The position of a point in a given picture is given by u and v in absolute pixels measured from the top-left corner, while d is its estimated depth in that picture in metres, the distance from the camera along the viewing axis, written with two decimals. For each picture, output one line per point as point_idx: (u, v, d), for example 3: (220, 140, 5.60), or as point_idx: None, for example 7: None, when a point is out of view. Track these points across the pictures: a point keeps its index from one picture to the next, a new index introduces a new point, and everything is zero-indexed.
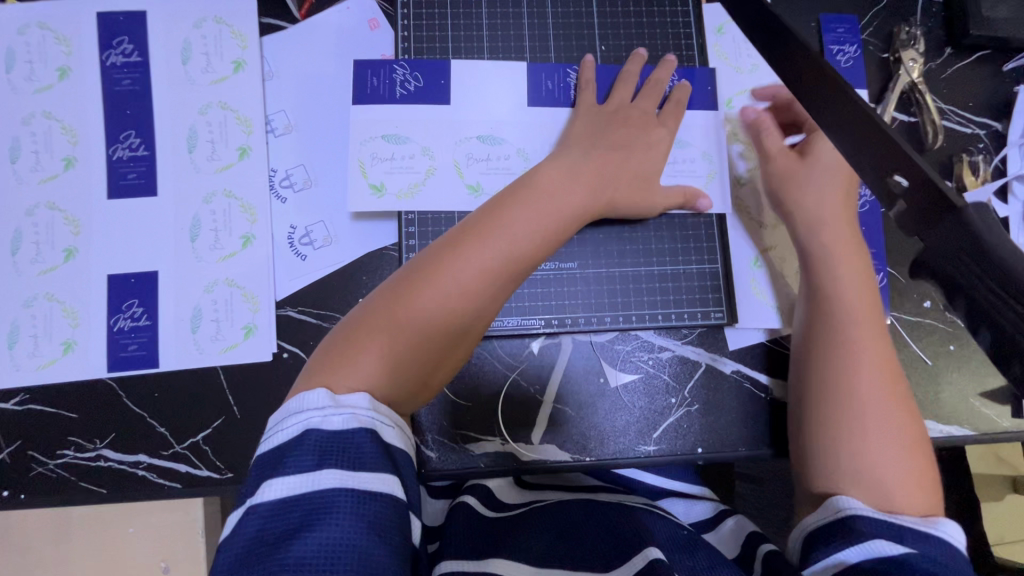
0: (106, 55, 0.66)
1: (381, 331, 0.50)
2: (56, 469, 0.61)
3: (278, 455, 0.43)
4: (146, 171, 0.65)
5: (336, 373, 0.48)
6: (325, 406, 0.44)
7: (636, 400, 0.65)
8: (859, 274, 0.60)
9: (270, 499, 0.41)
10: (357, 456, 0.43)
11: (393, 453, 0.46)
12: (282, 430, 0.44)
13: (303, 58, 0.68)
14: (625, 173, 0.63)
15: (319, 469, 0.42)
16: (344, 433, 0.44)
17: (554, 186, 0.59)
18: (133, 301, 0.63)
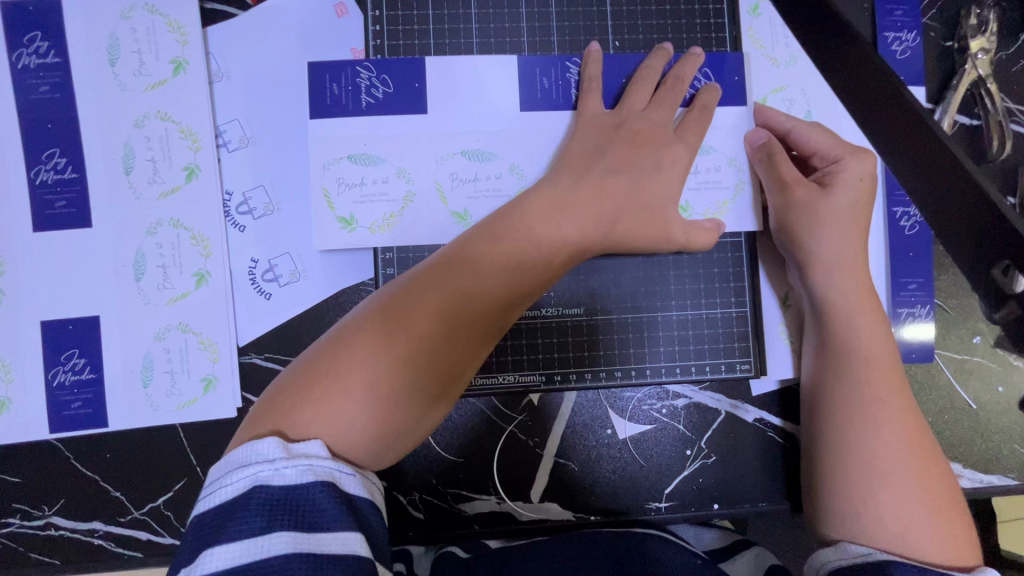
0: (17, 56, 0.55)
1: (357, 356, 0.41)
2: (2, 539, 0.54)
3: (218, 519, 0.34)
4: (77, 198, 0.55)
5: (295, 411, 0.39)
6: (276, 459, 0.35)
7: (647, 453, 0.59)
8: (868, 302, 0.53)
9: (207, 573, 0.32)
10: (315, 515, 0.34)
11: (358, 505, 0.37)
12: (223, 490, 0.35)
13: (255, 54, 0.57)
14: (628, 200, 0.52)
15: (269, 532, 0.33)
16: (298, 488, 0.35)
17: (549, 214, 0.49)
18: (73, 352, 0.55)
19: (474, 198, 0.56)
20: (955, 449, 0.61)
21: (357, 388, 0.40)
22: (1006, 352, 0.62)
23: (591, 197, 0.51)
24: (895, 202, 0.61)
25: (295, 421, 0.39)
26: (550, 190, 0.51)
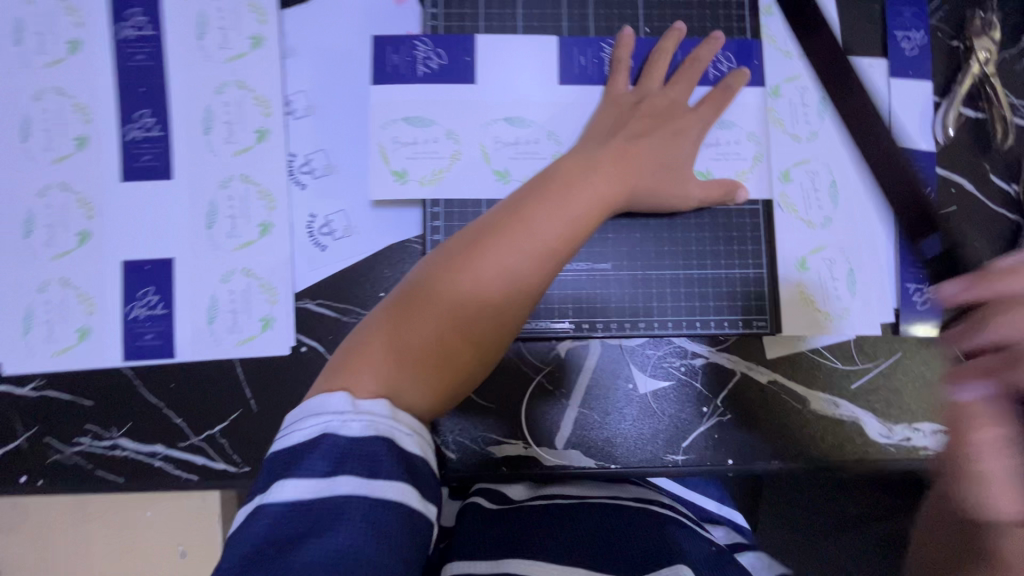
0: (118, 28, 0.62)
1: (408, 326, 0.45)
2: (73, 456, 0.60)
3: (293, 455, 0.38)
4: (161, 153, 0.62)
5: (359, 372, 0.43)
6: (345, 410, 0.39)
7: (667, 408, 0.63)
8: None
9: (283, 500, 0.36)
10: (374, 465, 0.37)
11: (413, 461, 0.39)
12: (300, 432, 0.39)
13: (325, 33, 0.64)
14: (650, 162, 0.57)
15: (334, 474, 0.37)
16: (361, 440, 0.38)
17: (579, 173, 0.54)
18: (149, 289, 0.61)
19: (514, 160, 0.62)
20: None
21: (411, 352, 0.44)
22: None
23: (614, 158, 0.56)
24: None
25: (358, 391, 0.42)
26: (578, 151, 0.57)
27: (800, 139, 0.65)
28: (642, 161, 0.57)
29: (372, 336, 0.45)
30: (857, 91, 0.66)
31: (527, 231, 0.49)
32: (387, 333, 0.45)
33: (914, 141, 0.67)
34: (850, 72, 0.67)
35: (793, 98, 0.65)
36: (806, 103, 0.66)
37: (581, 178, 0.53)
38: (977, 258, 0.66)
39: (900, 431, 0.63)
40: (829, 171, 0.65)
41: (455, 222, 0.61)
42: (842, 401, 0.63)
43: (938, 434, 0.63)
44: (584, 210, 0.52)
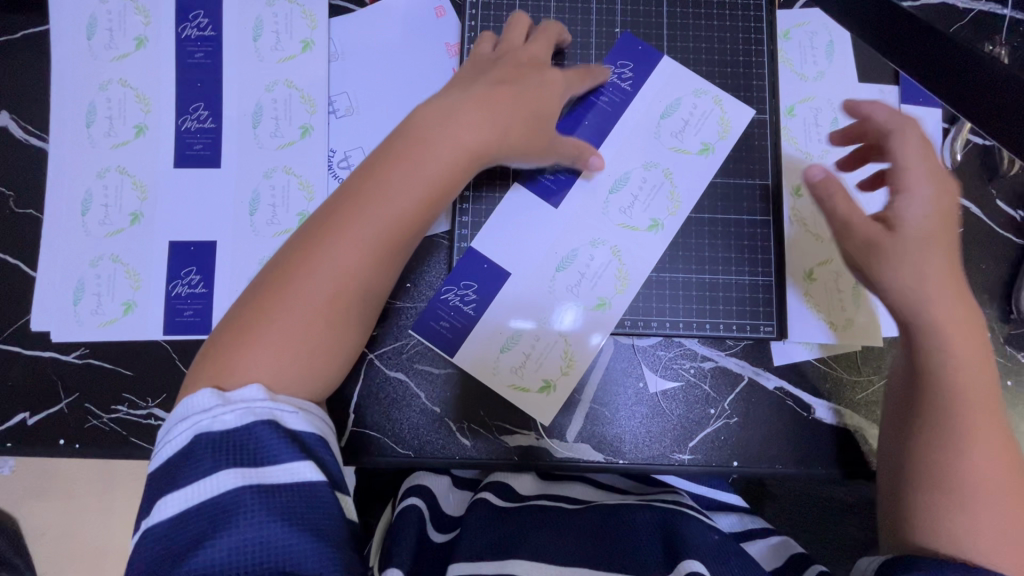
0: (181, 28, 0.68)
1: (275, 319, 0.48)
2: (110, 422, 0.63)
3: (166, 471, 0.42)
4: (212, 144, 0.67)
5: (243, 358, 0.46)
6: (211, 407, 0.43)
7: (674, 408, 0.65)
8: (971, 336, 0.51)
9: (164, 518, 0.40)
10: (254, 453, 0.41)
11: (300, 436, 0.44)
12: (170, 442, 0.42)
13: (370, 40, 0.69)
14: (494, 129, 0.57)
15: (220, 471, 0.40)
16: (235, 430, 0.42)
17: (441, 147, 0.54)
18: (191, 269, 0.65)
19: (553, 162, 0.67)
20: None
21: (280, 338, 0.47)
22: (1015, 351, 0.67)
23: (477, 109, 0.57)
24: None
25: (245, 371, 0.45)
26: (442, 101, 0.57)
27: (812, 157, 0.68)
28: (530, 128, 0.60)
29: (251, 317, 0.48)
30: None
31: (370, 200, 0.51)
32: (295, 300, 0.48)
33: None
34: (863, 97, 0.70)
35: (808, 118, 0.69)
36: (819, 124, 0.69)
37: (450, 130, 0.55)
38: (983, 280, 0.68)
39: None
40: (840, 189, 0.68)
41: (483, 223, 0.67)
42: (848, 411, 0.65)
43: None
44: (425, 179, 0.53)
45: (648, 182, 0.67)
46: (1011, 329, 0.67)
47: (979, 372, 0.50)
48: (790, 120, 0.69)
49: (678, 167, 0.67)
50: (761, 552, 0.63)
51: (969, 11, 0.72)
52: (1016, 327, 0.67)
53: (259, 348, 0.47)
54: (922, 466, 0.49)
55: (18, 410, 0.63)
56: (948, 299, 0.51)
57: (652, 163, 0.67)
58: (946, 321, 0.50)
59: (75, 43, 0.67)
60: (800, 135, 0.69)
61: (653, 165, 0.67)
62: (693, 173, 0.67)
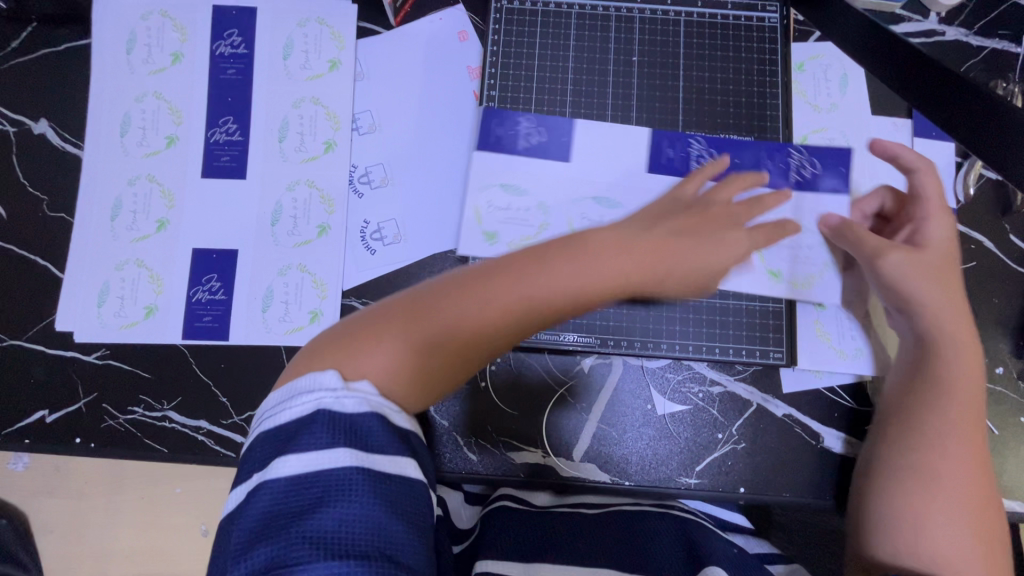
0: (216, 45, 0.71)
1: (385, 342, 0.48)
2: (124, 423, 0.64)
3: (284, 434, 0.43)
4: (239, 156, 0.69)
5: (349, 359, 0.47)
6: (337, 388, 0.45)
7: (681, 431, 0.65)
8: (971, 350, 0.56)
9: (284, 476, 0.42)
10: (371, 440, 0.43)
11: (408, 437, 0.47)
12: (289, 409, 0.44)
13: (395, 62, 0.72)
14: (679, 269, 0.53)
15: (336, 449, 0.42)
16: (355, 416, 0.44)
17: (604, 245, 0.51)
18: (212, 276, 0.67)
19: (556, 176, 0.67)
20: None
21: (391, 361, 0.48)
22: None
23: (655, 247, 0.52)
24: None
25: (356, 369, 0.46)
26: (615, 231, 0.52)
27: None
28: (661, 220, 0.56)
29: (378, 325, 0.49)
30: None
31: (506, 281, 0.48)
32: (413, 325, 0.48)
33: None
34: (876, 129, 0.71)
35: (820, 148, 0.71)
36: None
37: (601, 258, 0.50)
38: (995, 314, 0.68)
39: None
40: None
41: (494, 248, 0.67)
42: (857, 441, 0.64)
43: None
44: (556, 286, 0.49)
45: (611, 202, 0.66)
46: None
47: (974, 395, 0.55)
48: None
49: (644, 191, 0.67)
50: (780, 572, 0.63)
51: (982, 49, 0.73)
52: None
53: (373, 356, 0.47)
54: (914, 458, 0.53)
55: (37, 408, 0.65)
56: (950, 319, 0.57)
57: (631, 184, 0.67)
58: (944, 334, 0.57)
59: (114, 56, 0.70)
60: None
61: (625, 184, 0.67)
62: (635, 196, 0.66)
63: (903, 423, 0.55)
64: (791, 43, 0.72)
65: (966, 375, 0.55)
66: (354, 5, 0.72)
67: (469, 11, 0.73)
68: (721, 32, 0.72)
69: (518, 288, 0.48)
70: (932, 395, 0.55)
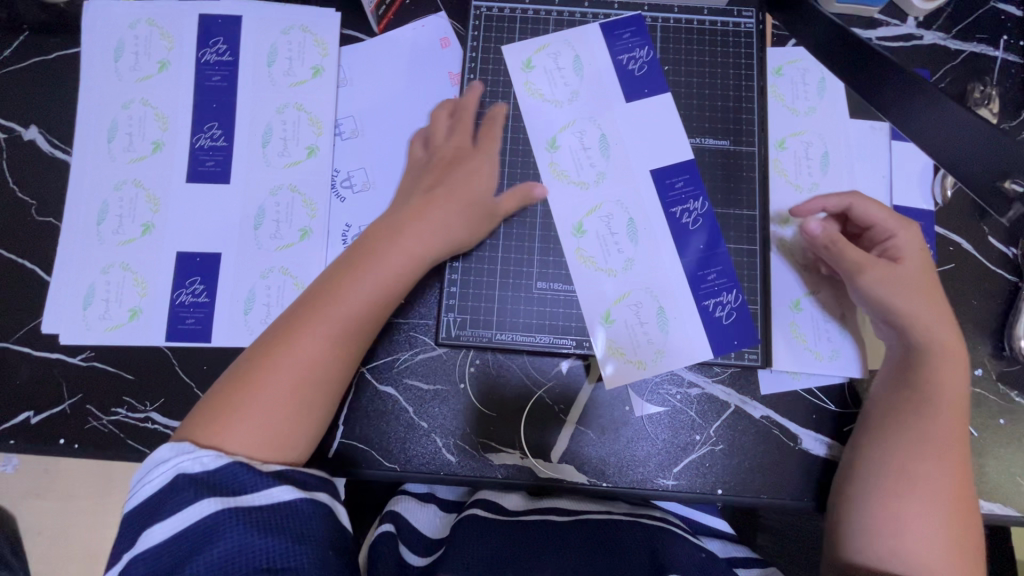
0: (202, 53, 0.72)
1: (246, 396, 0.53)
2: (108, 424, 0.65)
3: (149, 507, 0.48)
4: (223, 161, 0.70)
5: (222, 431, 0.51)
6: (191, 450, 0.49)
7: (659, 433, 0.65)
8: (949, 361, 0.58)
9: (156, 540, 0.46)
10: (241, 481, 0.49)
11: (283, 471, 0.51)
12: (146, 485, 0.48)
13: (377, 68, 0.73)
14: (439, 225, 0.62)
15: (200, 501, 0.47)
16: (214, 471, 0.49)
17: (403, 242, 0.60)
18: (196, 279, 0.68)
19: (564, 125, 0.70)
20: None
21: (261, 406, 0.53)
22: (1009, 388, 0.66)
23: (416, 214, 0.62)
24: None
25: (224, 440, 0.51)
26: (379, 221, 0.62)
27: (801, 189, 0.70)
28: (460, 222, 0.63)
29: (225, 392, 0.53)
30: (859, 150, 0.71)
31: (335, 297, 0.57)
32: (289, 349, 0.54)
33: (914, 199, 0.70)
34: (854, 132, 0.72)
35: (797, 151, 0.71)
36: (810, 157, 0.71)
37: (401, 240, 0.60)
38: (974, 316, 0.68)
39: None
40: None
41: (473, 255, 0.68)
42: (837, 443, 0.64)
43: None
44: (387, 283, 0.59)
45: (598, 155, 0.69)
46: (1004, 366, 0.67)
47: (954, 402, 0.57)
48: (780, 152, 0.72)
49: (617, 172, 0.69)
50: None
51: (960, 52, 0.74)
52: (1009, 364, 0.67)
53: (233, 418, 0.52)
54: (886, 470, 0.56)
55: (23, 409, 0.66)
56: (926, 326, 0.59)
57: (604, 141, 0.70)
58: (934, 348, 0.58)
59: (103, 64, 0.72)
60: (789, 166, 0.71)
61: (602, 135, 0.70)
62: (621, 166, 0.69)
63: (882, 428, 0.58)
64: (768, 47, 0.73)
65: (954, 386, 0.57)
66: (337, 13, 0.73)
67: (451, 17, 0.74)
68: (699, 38, 0.73)
69: (349, 303, 0.57)
70: (915, 403, 0.57)
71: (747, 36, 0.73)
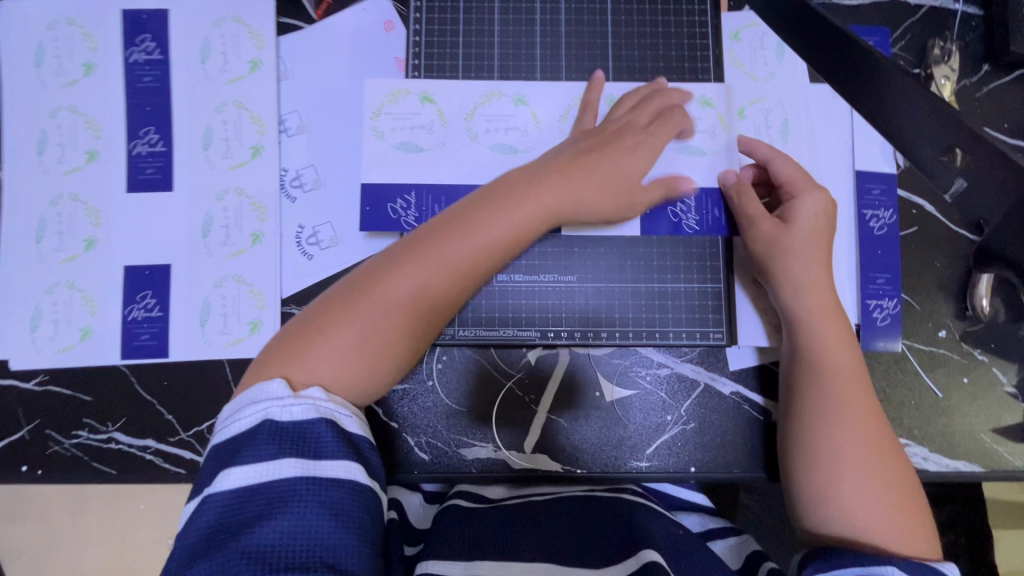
0: (129, 52, 0.68)
1: (349, 325, 0.50)
2: (71, 448, 0.64)
3: (234, 446, 0.44)
4: (163, 167, 0.67)
5: (305, 357, 0.49)
6: (284, 397, 0.46)
7: (631, 416, 0.65)
8: (832, 324, 0.59)
9: (232, 486, 0.42)
10: (318, 447, 0.44)
11: (357, 440, 0.47)
12: (239, 422, 0.45)
13: (318, 58, 0.69)
14: (591, 179, 0.60)
15: (281, 459, 0.43)
16: (303, 423, 0.45)
17: (533, 188, 0.58)
18: (147, 293, 0.65)
19: (432, 167, 0.68)
20: (921, 434, 0.66)
21: (355, 338, 0.50)
22: (971, 347, 0.67)
23: (563, 167, 0.60)
24: (865, 205, 0.69)
25: (306, 358, 0.49)
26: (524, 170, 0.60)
27: None
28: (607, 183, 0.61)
29: (321, 309, 0.52)
30: (820, 116, 0.70)
31: (443, 243, 0.54)
32: (395, 281, 0.52)
33: (876, 163, 0.69)
34: (814, 97, 0.70)
35: (758, 120, 0.69)
36: (770, 126, 0.69)
37: (521, 208, 0.56)
38: (938, 278, 0.68)
39: None
40: None
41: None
42: None
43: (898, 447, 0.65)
44: (520, 227, 0.56)
45: (434, 146, 0.68)
46: (967, 326, 0.67)
47: (848, 366, 0.57)
48: (741, 122, 0.69)
49: (540, 142, 0.68)
50: (725, 552, 0.68)
51: (919, 7, 0.72)
52: (971, 324, 0.67)
53: (320, 342, 0.50)
54: (806, 443, 0.56)
55: None
56: (806, 297, 0.60)
57: (519, 101, 0.69)
58: (807, 318, 0.59)
59: (23, 70, 0.68)
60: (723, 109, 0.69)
61: (469, 123, 0.68)
62: (480, 159, 0.68)
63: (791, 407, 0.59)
64: (723, 12, 0.71)
65: (835, 346, 0.58)
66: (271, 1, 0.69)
67: None
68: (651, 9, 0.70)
69: (457, 246, 0.54)
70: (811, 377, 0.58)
71: (700, 5, 0.71)
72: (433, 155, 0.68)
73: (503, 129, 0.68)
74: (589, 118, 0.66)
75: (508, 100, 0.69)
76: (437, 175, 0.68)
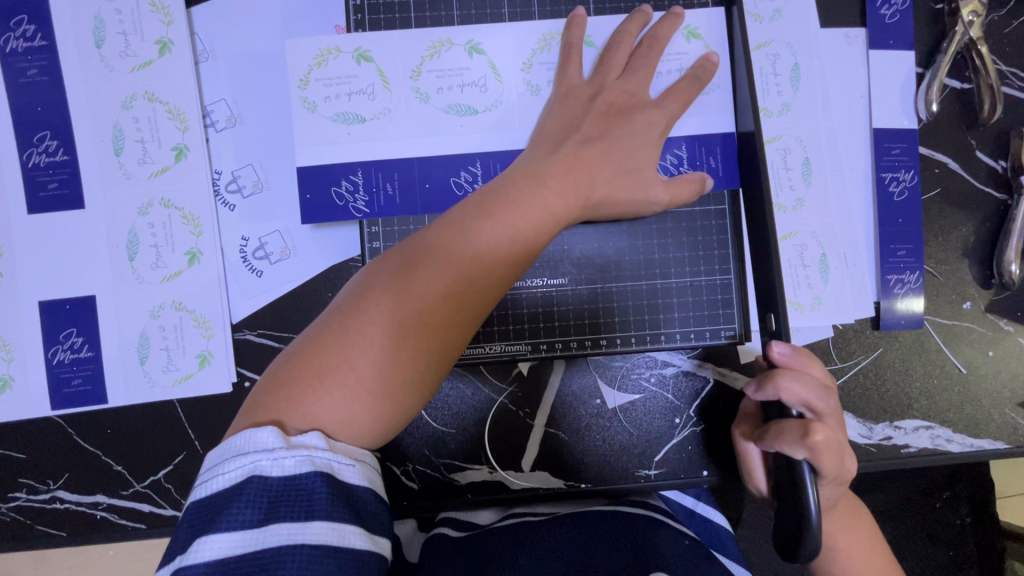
0: (4, 40, 0.55)
1: (350, 356, 0.40)
2: (10, 512, 0.56)
3: (213, 507, 0.36)
4: (68, 180, 0.56)
5: (298, 403, 0.39)
6: (275, 449, 0.36)
7: (639, 423, 0.59)
8: None
9: (205, 560, 0.34)
10: (310, 507, 0.35)
11: (357, 496, 0.37)
12: (220, 477, 0.36)
13: (239, 33, 0.57)
14: (605, 169, 0.50)
15: (269, 525, 0.34)
16: (296, 480, 0.36)
17: (535, 185, 0.47)
18: (71, 331, 0.56)
19: (380, 140, 0.54)
20: (945, 414, 0.61)
21: (360, 373, 0.40)
22: (996, 317, 0.62)
23: (568, 167, 0.49)
24: (884, 167, 0.61)
25: (305, 405, 0.39)
26: (527, 161, 0.50)
27: (770, 113, 0.61)
28: (623, 170, 0.51)
29: (318, 341, 0.41)
30: (834, 66, 0.61)
31: (448, 254, 0.44)
32: (399, 300, 0.42)
33: (895, 118, 0.61)
34: (826, 43, 0.61)
35: (764, 66, 0.61)
36: (777, 72, 0.60)
37: (527, 212, 0.46)
38: (963, 243, 0.62)
39: (881, 430, 0.61)
40: (802, 147, 0.61)
41: (396, 227, 0.55)
42: None
43: (920, 430, 0.61)
44: (540, 230, 0.46)
45: (378, 115, 0.55)
46: (992, 295, 0.61)
47: None
48: None
49: (506, 101, 0.55)
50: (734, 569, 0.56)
51: None
52: (997, 291, 0.61)
53: (318, 387, 0.40)
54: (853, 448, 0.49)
55: None
56: None
57: (473, 50, 0.55)
58: None
59: None
60: (716, 43, 0.56)
61: (416, 81, 0.55)
62: (433, 125, 0.55)
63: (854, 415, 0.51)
64: None
65: None
66: None
67: None
68: None
69: (463, 253, 0.44)
70: None
71: None
72: (377, 128, 0.54)
73: (457, 86, 0.55)
74: (575, 67, 0.53)
75: (461, 50, 0.55)
76: (382, 151, 0.54)
